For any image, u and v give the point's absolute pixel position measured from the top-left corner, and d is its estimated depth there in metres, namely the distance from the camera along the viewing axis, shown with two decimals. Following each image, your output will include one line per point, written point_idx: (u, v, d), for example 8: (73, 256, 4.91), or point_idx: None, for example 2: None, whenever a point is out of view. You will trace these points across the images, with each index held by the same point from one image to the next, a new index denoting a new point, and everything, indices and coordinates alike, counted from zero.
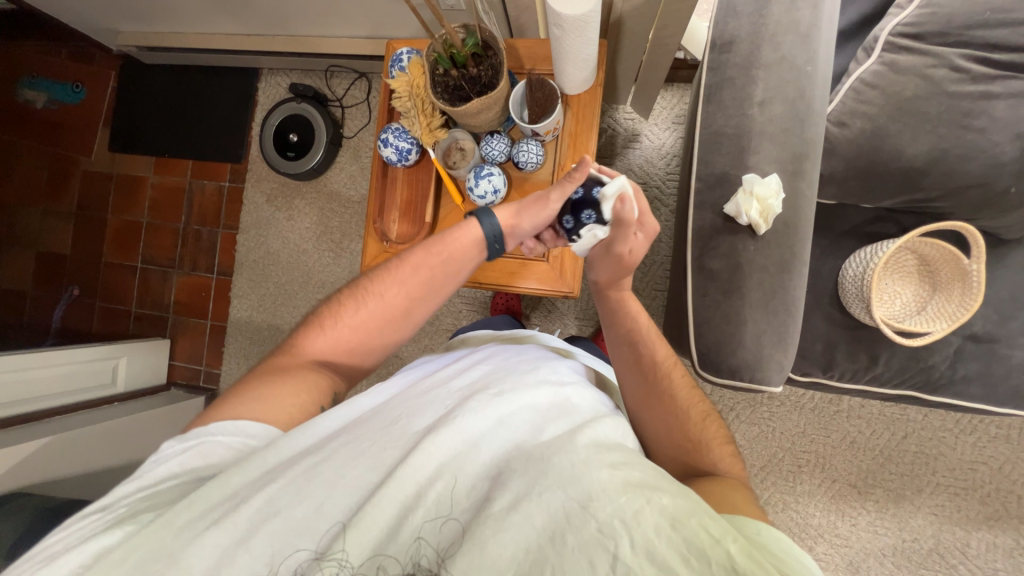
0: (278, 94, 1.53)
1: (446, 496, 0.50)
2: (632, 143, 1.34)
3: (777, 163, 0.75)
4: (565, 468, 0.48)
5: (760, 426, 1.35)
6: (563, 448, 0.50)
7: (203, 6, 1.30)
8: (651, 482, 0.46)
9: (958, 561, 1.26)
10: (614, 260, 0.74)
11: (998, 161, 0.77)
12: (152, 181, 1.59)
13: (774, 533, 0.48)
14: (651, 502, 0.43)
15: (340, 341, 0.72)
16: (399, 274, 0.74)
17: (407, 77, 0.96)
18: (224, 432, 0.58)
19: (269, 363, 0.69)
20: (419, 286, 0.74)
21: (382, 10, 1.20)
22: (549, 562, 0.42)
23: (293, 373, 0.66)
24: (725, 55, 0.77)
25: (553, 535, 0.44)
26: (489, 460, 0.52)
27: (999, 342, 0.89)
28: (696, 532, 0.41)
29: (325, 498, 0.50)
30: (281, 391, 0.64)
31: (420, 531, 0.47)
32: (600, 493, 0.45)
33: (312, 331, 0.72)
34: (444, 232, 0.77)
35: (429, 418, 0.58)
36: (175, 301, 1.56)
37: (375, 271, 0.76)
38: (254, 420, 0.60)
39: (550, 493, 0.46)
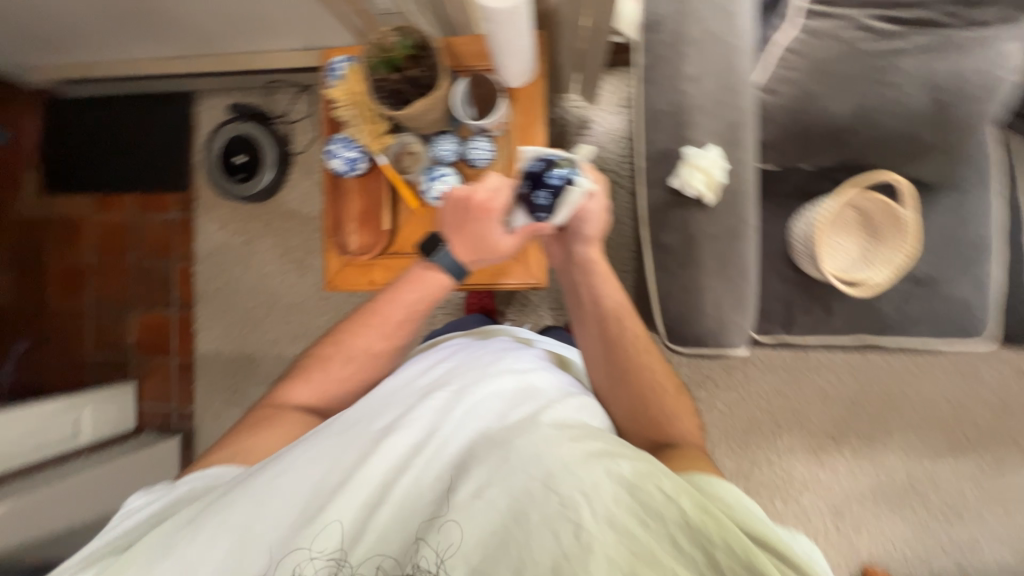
0: (218, 116, 1.47)
1: (412, 490, 0.53)
2: (583, 130, 1.36)
3: (715, 135, 0.78)
4: (527, 450, 0.52)
5: (738, 390, 1.39)
6: (524, 430, 0.54)
7: (124, 31, 1.24)
8: (611, 453, 0.52)
9: (930, 490, 1.34)
10: (601, 213, 0.75)
11: (915, 112, 0.82)
12: (93, 221, 1.51)
13: (724, 484, 0.54)
14: (610, 472, 0.49)
15: (326, 391, 0.71)
16: (383, 328, 0.72)
17: (346, 85, 0.94)
18: (192, 480, 0.61)
19: (252, 415, 0.69)
20: (398, 333, 0.73)
21: (315, 19, 1.17)
22: (516, 539, 0.47)
23: (278, 425, 0.67)
24: (654, 34, 0.79)
25: (517, 514, 0.48)
26: (455, 451, 0.56)
27: (938, 281, 0.95)
28: (651, 493, 0.47)
29: (281, 495, 0.53)
30: (268, 440, 0.66)
31: (415, 534, 0.50)
32: (561, 469, 0.49)
33: (296, 382, 0.71)
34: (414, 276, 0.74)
35: (389, 417, 0.60)
36: (134, 343, 1.49)
37: (355, 322, 0.73)
38: (225, 465, 0.63)
39: (512, 476, 0.50)
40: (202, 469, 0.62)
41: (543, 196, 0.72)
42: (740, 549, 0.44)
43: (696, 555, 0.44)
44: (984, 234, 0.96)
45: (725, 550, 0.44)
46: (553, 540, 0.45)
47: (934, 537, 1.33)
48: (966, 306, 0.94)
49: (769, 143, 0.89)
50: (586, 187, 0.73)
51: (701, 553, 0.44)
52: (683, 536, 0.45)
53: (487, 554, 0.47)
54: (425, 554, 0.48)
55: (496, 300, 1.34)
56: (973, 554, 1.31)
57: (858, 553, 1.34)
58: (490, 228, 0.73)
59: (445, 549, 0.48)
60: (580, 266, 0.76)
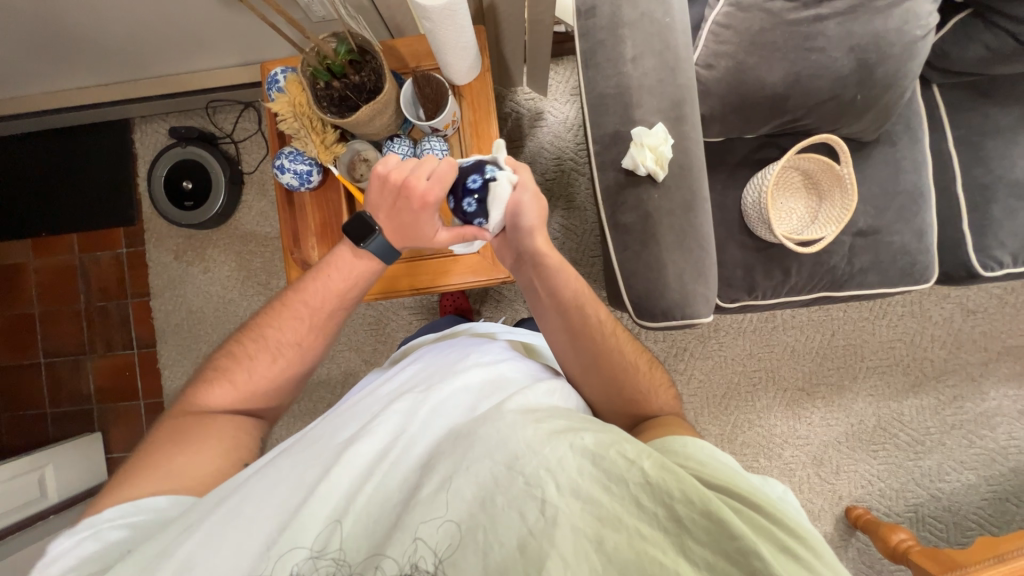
0: (159, 142, 1.40)
1: (379, 495, 0.53)
2: (537, 121, 1.37)
3: (659, 113, 0.80)
4: (491, 438, 0.53)
5: (713, 358, 1.44)
6: (489, 419, 0.55)
7: (42, 61, 1.17)
8: (574, 428, 0.53)
9: (897, 429, 1.43)
10: (535, 200, 0.73)
11: (842, 74, 0.86)
12: (33, 266, 1.42)
13: (697, 443, 0.57)
14: (574, 444, 0.51)
15: (252, 390, 0.69)
16: (313, 318, 0.73)
17: (288, 97, 0.91)
18: (126, 514, 0.55)
19: (166, 427, 0.64)
20: (328, 321, 0.74)
21: (247, 32, 1.13)
22: (482, 526, 0.48)
23: (205, 430, 0.63)
24: (591, 20, 0.80)
25: (483, 500, 0.49)
26: (424, 451, 0.56)
27: (881, 232, 1.01)
28: (614, 459, 0.49)
29: (242, 524, 0.51)
30: (198, 453, 0.61)
31: (418, 532, 0.48)
32: (525, 450, 0.51)
33: (216, 385, 0.68)
34: (341, 262, 0.75)
35: (353, 428, 0.60)
36: (95, 390, 1.41)
37: (280, 313, 0.73)
38: (156, 492, 0.57)
39: (477, 463, 0.51)
40: (130, 500, 0.56)
41: (472, 204, 0.71)
42: (698, 498, 0.45)
43: (658, 511, 0.46)
44: (916, 182, 1.02)
45: (684, 501, 0.46)
46: (518, 520, 0.47)
47: (906, 471, 1.41)
48: (908, 251, 1.01)
49: (713, 117, 0.92)
50: (508, 178, 0.70)
51: (662, 507, 0.46)
52: (645, 495, 0.47)
53: (453, 544, 0.48)
54: (423, 549, 0.48)
55: (470, 299, 1.34)
56: (942, 481, 1.41)
57: (841, 496, 1.41)
58: (424, 225, 0.72)
59: (436, 545, 0.48)
60: (534, 258, 0.76)
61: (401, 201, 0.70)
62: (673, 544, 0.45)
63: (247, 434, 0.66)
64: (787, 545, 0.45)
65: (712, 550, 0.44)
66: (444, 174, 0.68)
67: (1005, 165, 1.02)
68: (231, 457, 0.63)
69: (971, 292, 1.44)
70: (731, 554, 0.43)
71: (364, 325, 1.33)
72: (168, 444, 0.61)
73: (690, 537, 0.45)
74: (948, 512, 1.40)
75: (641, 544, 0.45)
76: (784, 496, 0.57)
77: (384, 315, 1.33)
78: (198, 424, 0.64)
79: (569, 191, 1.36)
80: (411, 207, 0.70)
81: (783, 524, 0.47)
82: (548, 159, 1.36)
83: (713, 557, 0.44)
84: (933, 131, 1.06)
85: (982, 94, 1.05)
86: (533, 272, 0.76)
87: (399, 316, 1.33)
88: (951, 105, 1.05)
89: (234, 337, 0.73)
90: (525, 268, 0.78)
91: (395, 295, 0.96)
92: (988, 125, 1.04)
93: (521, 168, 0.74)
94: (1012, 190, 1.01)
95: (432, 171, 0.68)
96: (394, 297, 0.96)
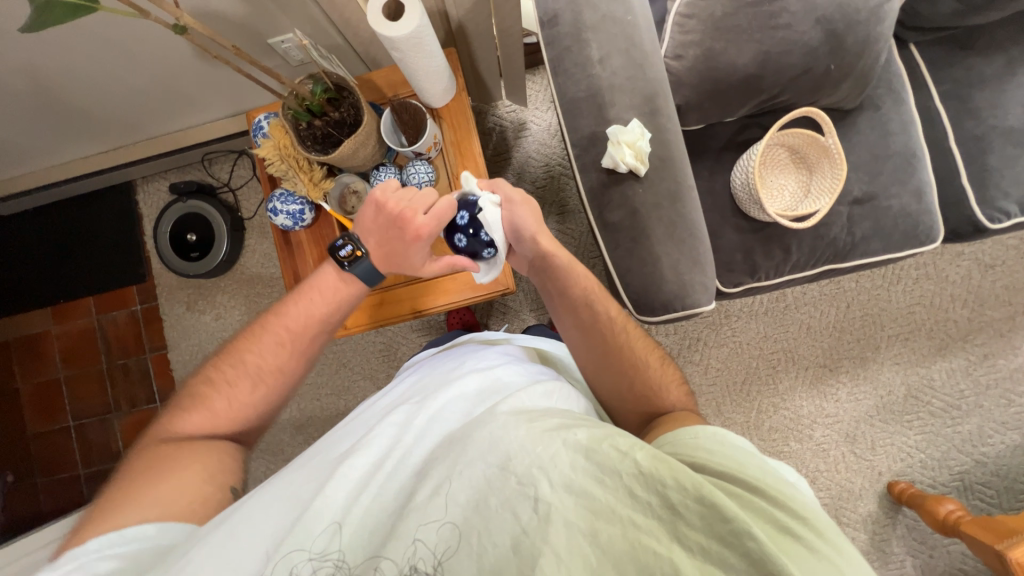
0: (161, 200, 1.45)
1: (376, 504, 0.53)
2: (521, 132, 1.38)
3: (633, 109, 0.81)
4: (484, 441, 0.53)
5: (728, 344, 1.42)
6: (482, 423, 0.55)
7: (43, 138, 1.22)
8: (568, 425, 0.53)
9: (930, 396, 1.38)
10: (524, 206, 0.74)
11: (811, 47, 0.85)
12: (55, 333, 1.47)
13: (710, 431, 0.56)
14: (566, 441, 0.50)
15: (235, 415, 0.69)
16: (293, 344, 0.72)
17: (273, 141, 0.93)
18: (112, 544, 0.54)
19: (142, 456, 0.62)
20: (310, 347, 0.73)
21: (231, 84, 1.17)
22: (477, 529, 0.48)
23: (186, 458, 0.62)
24: (555, 28, 0.81)
25: (478, 503, 0.50)
26: (421, 459, 0.57)
27: (878, 197, 0.99)
28: (607, 453, 0.49)
29: (246, 544, 0.52)
30: (180, 481, 0.60)
31: (416, 534, 0.49)
32: (518, 450, 0.51)
33: (196, 412, 0.67)
34: (325, 287, 0.74)
35: (349, 441, 0.60)
36: (124, 446, 1.44)
37: (259, 338, 0.72)
38: (137, 521, 0.56)
39: (470, 466, 0.52)
40: (117, 528, 0.55)
41: (461, 240, 0.74)
42: (690, 485, 0.44)
43: (652, 500, 0.45)
44: (907, 143, 1.00)
45: (677, 489, 0.45)
46: (512, 521, 0.47)
47: (946, 440, 1.36)
48: (909, 214, 0.99)
49: (689, 106, 0.92)
50: (491, 201, 0.73)
51: (655, 496, 0.45)
52: (639, 485, 0.46)
53: (451, 546, 0.49)
54: (422, 551, 0.48)
55: (477, 314, 1.34)
56: (985, 445, 1.35)
57: (881, 472, 1.37)
58: (420, 249, 0.72)
59: (436, 547, 0.48)
60: (543, 259, 0.75)
61: (394, 230, 0.71)
62: (666, 531, 0.44)
63: (231, 458, 0.66)
64: (787, 523, 0.45)
65: (706, 536, 0.43)
66: (441, 211, 0.70)
67: (996, 114, 1.00)
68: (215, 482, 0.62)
69: (986, 246, 1.39)
70: (725, 537, 0.42)
71: (375, 353, 1.35)
72: (150, 472, 0.60)
73: (683, 523, 0.44)
74: (996, 476, 1.34)
75: (635, 535, 0.44)
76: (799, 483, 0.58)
77: (392, 341, 1.35)
78: (181, 451, 0.63)
79: (560, 197, 1.37)
80: (402, 239, 0.71)
81: (790, 509, 0.46)
82: (537, 168, 1.38)
83: (708, 542, 0.43)
84: (917, 90, 1.04)
85: (963, 47, 1.03)
86: (544, 273, 0.76)
87: (408, 339, 1.34)
88: (931, 63, 1.04)
89: (211, 364, 0.72)
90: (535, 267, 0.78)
91: (402, 320, 0.97)
92: (973, 77, 1.02)
93: (498, 183, 0.75)
94: (1008, 138, 0.99)
95: (429, 207, 0.70)
96: (396, 322, 0.97)
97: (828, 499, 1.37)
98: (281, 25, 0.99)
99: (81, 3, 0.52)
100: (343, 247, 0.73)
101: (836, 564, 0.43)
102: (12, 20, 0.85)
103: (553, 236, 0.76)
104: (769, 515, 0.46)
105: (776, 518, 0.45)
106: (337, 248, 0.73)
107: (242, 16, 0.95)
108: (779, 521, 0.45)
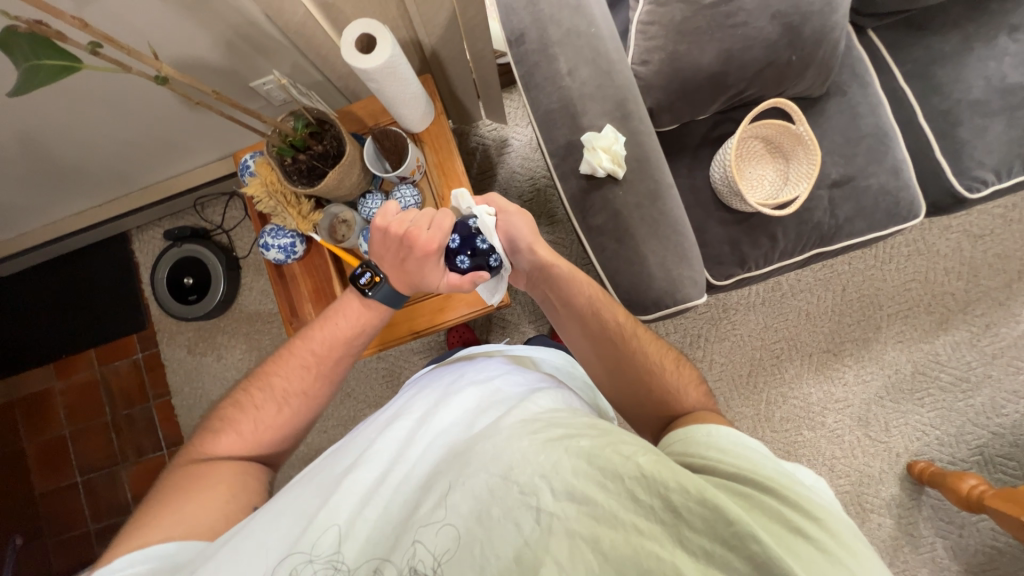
0: (157, 247, 1.47)
1: (380, 518, 0.53)
2: (503, 149, 1.41)
3: (605, 115, 0.83)
4: (487, 452, 0.53)
5: (729, 338, 1.42)
6: (486, 435, 0.55)
7: (37, 197, 1.25)
8: (571, 433, 0.53)
9: (938, 371, 1.37)
10: (519, 216, 0.78)
11: (771, 41, 0.88)
12: (58, 389, 1.47)
13: (720, 431, 0.57)
14: (569, 449, 0.50)
15: (262, 438, 0.68)
16: (320, 365, 0.72)
17: (259, 179, 0.94)
18: (136, 561, 0.53)
19: (173, 476, 0.62)
20: (337, 370, 0.74)
21: (217, 128, 1.21)
22: (479, 539, 0.48)
23: (214, 478, 0.61)
24: (522, 46, 0.84)
25: (480, 514, 0.49)
26: (423, 471, 0.57)
27: (856, 178, 1.01)
28: (610, 458, 0.48)
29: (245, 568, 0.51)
30: (207, 501, 0.59)
31: (418, 544, 0.49)
32: (520, 460, 0.51)
33: (224, 433, 0.67)
34: (347, 308, 0.75)
35: (350, 458, 0.60)
36: (133, 497, 1.43)
37: (286, 361, 0.72)
38: (164, 539, 0.55)
39: (471, 479, 0.51)
40: (141, 546, 0.54)
41: (463, 260, 0.73)
42: (692, 487, 0.44)
43: (654, 502, 0.45)
44: (878, 124, 1.03)
45: (679, 491, 0.44)
46: (514, 531, 0.47)
47: (959, 414, 1.35)
48: (889, 192, 1.00)
49: (661, 108, 0.95)
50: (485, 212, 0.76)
51: (658, 499, 0.45)
52: (640, 488, 0.46)
53: (453, 555, 0.48)
54: (421, 553, 0.49)
55: (476, 331, 1.35)
56: (1000, 416, 1.34)
57: (899, 453, 1.35)
58: (429, 266, 0.70)
59: (436, 551, 0.49)
60: (545, 269, 0.77)
61: (404, 250, 0.70)
62: (670, 535, 0.44)
63: (255, 478, 0.65)
64: (794, 524, 0.44)
65: (710, 539, 0.43)
66: (444, 225, 0.70)
67: (960, 88, 1.02)
68: (239, 498, 0.61)
69: (972, 217, 1.41)
70: (728, 540, 0.42)
71: (379, 379, 1.34)
72: (178, 492, 0.59)
73: (686, 527, 0.44)
74: (1015, 447, 1.32)
75: (637, 540, 0.44)
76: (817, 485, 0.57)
77: (395, 365, 1.35)
78: (210, 471, 0.62)
79: (548, 208, 1.39)
80: (416, 264, 0.70)
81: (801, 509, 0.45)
82: (522, 182, 1.40)
83: (711, 545, 0.42)
84: (881, 73, 1.07)
85: (919, 28, 1.07)
86: (546, 284, 0.78)
87: (410, 362, 1.34)
88: (890, 46, 1.07)
89: (240, 387, 0.72)
90: (537, 282, 0.80)
91: (401, 342, 0.97)
92: (933, 55, 1.05)
93: (492, 197, 0.79)
94: (975, 110, 1.01)
95: (432, 222, 0.69)
96: (396, 345, 0.97)
97: (849, 486, 1.34)
98: (261, 67, 1.03)
99: (66, 65, 0.54)
100: (363, 275, 0.75)
101: (847, 566, 0.42)
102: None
103: (551, 247, 0.79)
104: (777, 515, 0.45)
105: (784, 518, 0.45)
106: (358, 276, 0.75)
107: (222, 63, 0.98)
108: (788, 521, 0.45)
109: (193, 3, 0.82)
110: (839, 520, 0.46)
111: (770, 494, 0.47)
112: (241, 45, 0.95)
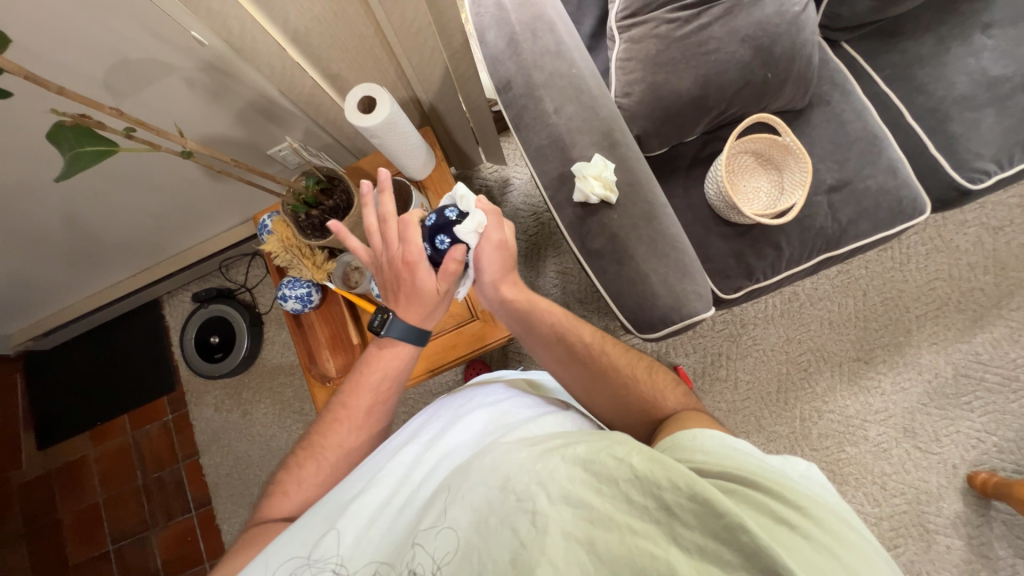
0: (186, 309, 1.56)
1: (385, 534, 0.56)
2: (506, 188, 1.47)
3: (594, 146, 0.87)
4: (486, 466, 0.55)
5: (752, 354, 1.38)
6: (487, 450, 0.57)
7: (79, 273, 1.35)
8: (568, 441, 0.54)
9: (982, 372, 1.29)
10: (497, 249, 0.72)
11: (744, 62, 0.93)
12: (93, 456, 1.51)
13: (705, 433, 0.55)
14: (564, 455, 0.51)
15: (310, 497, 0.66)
16: (353, 418, 0.70)
17: (276, 236, 0.98)
18: None
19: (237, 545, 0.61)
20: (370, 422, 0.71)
21: (239, 193, 1.31)
22: (477, 548, 0.50)
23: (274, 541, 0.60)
24: (510, 92, 0.90)
25: (478, 524, 0.51)
26: (427, 489, 0.59)
27: (853, 181, 1.01)
28: (604, 462, 0.49)
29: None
30: None
31: (420, 556, 0.51)
32: (517, 470, 0.52)
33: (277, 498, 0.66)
34: (371, 357, 0.73)
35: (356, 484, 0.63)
36: (163, 563, 1.42)
37: (327, 422, 0.71)
38: None
39: (470, 490, 0.53)
40: None
41: (444, 241, 0.68)
42: (683, 482, 0.44)
43: (648, 502, 0.45)
44: (866, 128, 1.05)
45: (671, 489, 0.44)
46: (511, 535, 0.48)
47: (1015, 417, 1.26)
48: (888, 191, 1.00)
49: (648, 134, 0.99)
50: (474, 223, 0.68)
51: (651, 498, 0.45)
52: (635, 490, 0.46)
53: (451, 559, 0.51)
54: (422, 556, 0.51)
55: (493, 366, 1.35)
56: None
57: (955, 465, 1.25)
58: (415, 283, 0.68)
59: (436, 554, 0.51)
60: (505, 303, 0.76)
61: (392, 275, 0.70)
62: (664, 533, 0.44)
63: None
64: (782, 515, 0.44)
65: (701, 533, 0.42)
66: (407, 234, 0.66)
67: (943, 86, 1.04)
68: None
69: (986, 209, 1.37)
70: (720, 533, 0.41)
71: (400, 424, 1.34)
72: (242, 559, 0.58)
73: (680, 524, 0.43)
74: None
75: (632, 540, 0.44)
76: (807, 474, 0.53)
77: (415, 408, 1.35)
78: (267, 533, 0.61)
79: (554, 240, 1.43)
80: (403, 277, 0.69)
81: (787, 499, 0.45)
82: (526, 218, 1.45)
83: (704, 540, 0.42)
84: (861, 81, 1.11)
85: (893, 35, 1.10)
86: (512, 316, 0.77)
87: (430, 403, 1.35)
88: (865, 56, 1.11)
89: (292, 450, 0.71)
90: (503, 316, 0.79)
91: (417, 381, 0.98)
92: (911, 58, 1.08)
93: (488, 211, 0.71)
94: (962, 104, 1.02)
95: (396, 238, 0.67)
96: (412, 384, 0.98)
97: (906, 505, 1.24)
98: (276, 136, 1.12)
99: (103, 149, 0.59)
100: (376, 317, 0.72)
101: (836, 552, 0.41)
102: (47, 175, 0.98)
103: (516, 278, 0.77)
104: (765, 507, 0.45)
105: (771, 509, 0.45)
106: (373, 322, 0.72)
107: (242, 135, 1.08)
108: (777, 512, 0.44)
109: (215, 87, 0.92)
110: (826, 509, 0.46)
111: (757, 488, 0.47)
112: (258, 119, 1.05)
